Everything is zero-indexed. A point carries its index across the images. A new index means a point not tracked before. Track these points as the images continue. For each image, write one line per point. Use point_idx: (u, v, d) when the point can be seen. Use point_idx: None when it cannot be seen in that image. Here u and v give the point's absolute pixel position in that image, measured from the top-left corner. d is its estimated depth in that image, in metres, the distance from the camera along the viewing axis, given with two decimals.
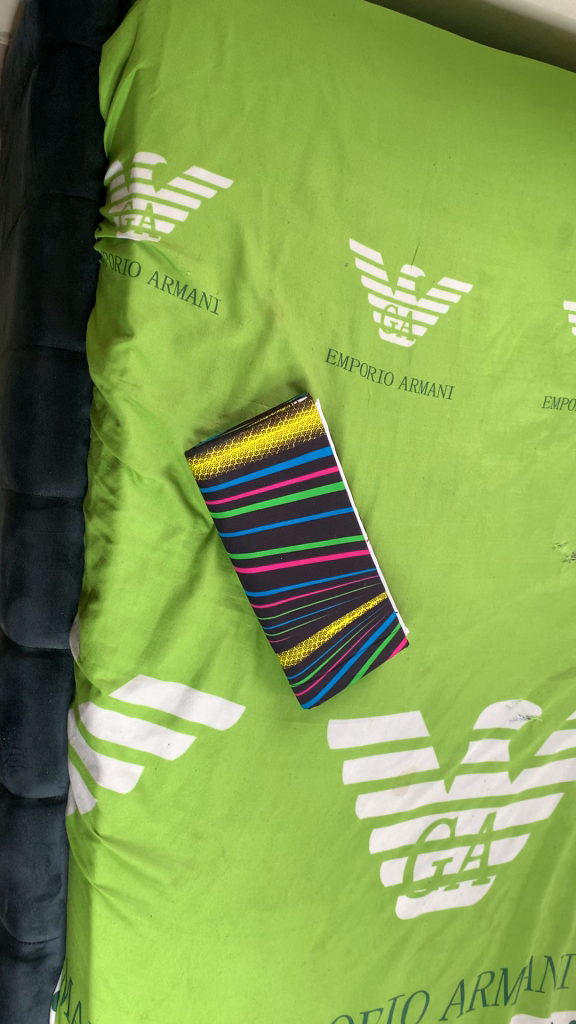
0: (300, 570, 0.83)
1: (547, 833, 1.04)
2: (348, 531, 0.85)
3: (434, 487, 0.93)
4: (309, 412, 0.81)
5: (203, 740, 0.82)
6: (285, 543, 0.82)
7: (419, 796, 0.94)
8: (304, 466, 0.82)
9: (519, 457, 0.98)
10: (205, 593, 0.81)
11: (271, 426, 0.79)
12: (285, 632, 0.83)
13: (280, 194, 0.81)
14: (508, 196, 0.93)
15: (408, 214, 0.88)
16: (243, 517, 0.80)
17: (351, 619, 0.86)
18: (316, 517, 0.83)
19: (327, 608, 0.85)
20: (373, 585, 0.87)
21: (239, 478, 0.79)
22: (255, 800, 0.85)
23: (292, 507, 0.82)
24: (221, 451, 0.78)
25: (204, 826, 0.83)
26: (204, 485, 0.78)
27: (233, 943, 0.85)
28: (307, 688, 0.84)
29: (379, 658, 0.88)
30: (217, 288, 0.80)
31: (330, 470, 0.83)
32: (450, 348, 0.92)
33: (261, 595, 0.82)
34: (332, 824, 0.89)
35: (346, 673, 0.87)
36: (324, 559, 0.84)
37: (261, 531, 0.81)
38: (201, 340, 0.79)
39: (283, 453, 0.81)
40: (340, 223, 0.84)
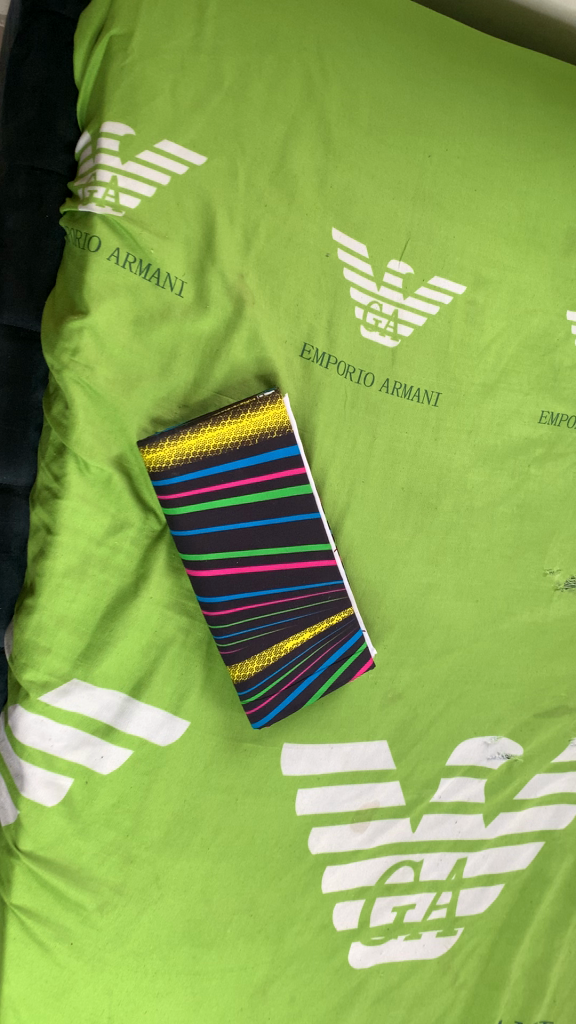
0: (258, 578, 0.78)
1: (524, 886, 0.95)
2: (314, 539, 0.79)
3: (415, 499, 0.86)
4: (276, 406, 0.75)
5: (141, 755, 0.76)
6: (243, 547, 0.77)
7: (380, 835, 0.87)
8: (268, 465, 0.76)
9: (510, 474, 0.91)
10: (152, 596, 0.75)
11: (233, 419, 0.74)
12: (238, 645, 0.77)
13: (258, 175, 0.77)
14: (509, 195, 0.87)
15: (398, 206, 0.82)
16: (197, 516, 0.74)
17: (311, 635, 0.80)
18: (279, 522, 0.77)
19: (286, 621, 0.79)
20: (338, 600, 0.81)
21: (195, 473, 0.74)
22: (196, 825, 0.78)
23: (253, 509, 0.76)
24: (176, 442, 0.72)
25: (137, 849, 0.77)
26: (156, 478, 0.73)
27: (162, 981, 0.78)
28: (257, 707, 0.78)
29: (340, 679, 0.82)
30: (184, 270, 0.75)
31: (296, 471, 0.77)
32: (438, 352, 0.86)
33: (212, 602, 0.76)
34: (281, 857, 0.82)
35: (303, 694, 0.81)
36: (286, 568, 0.78)
37: (217, 532, 0.75)
38: (163, 323, 0.74)
39: (245, 450, 0.75)
40: (323, 210, 0.79)
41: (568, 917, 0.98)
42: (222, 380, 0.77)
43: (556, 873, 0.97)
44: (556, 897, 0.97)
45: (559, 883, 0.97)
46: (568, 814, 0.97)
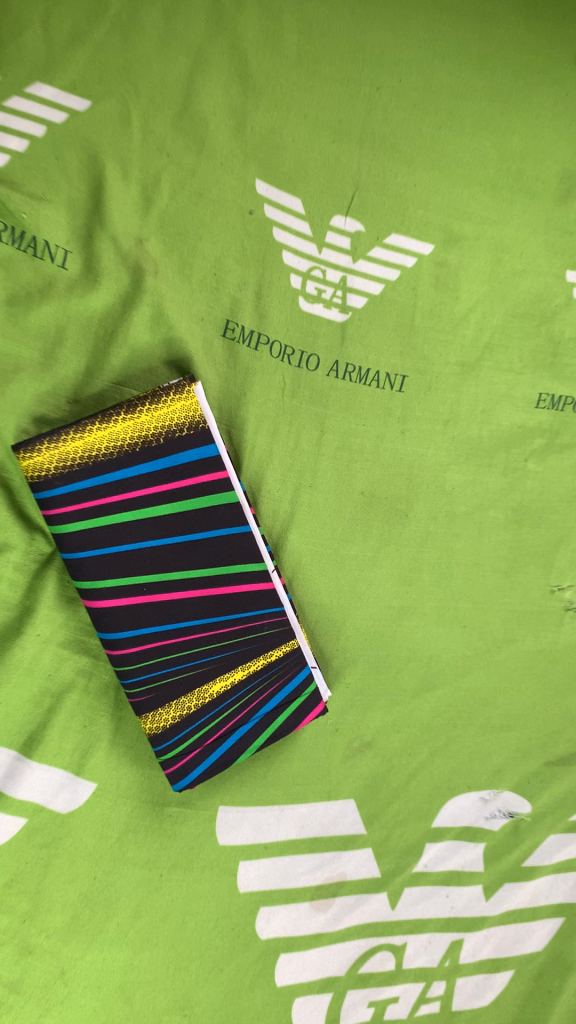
0: (173, 608, 0.64)
1: (543, 975, 0.76)
2: (243, 559, 0.65)
3: (378, 505, 0.71)
4: (185, 396, 0.62)
5: (36, 824, 0.63)
6: (152, 572, 0.63)
7: (349, 913, 0.71)
8: (179, 471, 0.62)
9: (502, 471, 0.75)
10: (40, 633, 0.63)
11: (131, 414, 0.61)
12: (148, 690, 0.64)
13: (157, 120, 0.63)
14: (484, 132, 0.70)
15: (341, 152, 0.67)
16: (90, 534, 0.61)
17: (244, 676, 0.66)
18: (196, 539, 0.64)
19: (212, 660, 0.65)
20: (277, 632, 0.66)
21: (84, 482, 0.61)
22: (110, 907, 0.65)
23: (162, 524, 0.63)
24: (58, 445, 0.60)
25: (36, 939, 0.63)
26: (36, 489, 0.60)
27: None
28: (176, 766, 0.65)
29: (283, 728, 0.68)
30: (67, 238, 0.62)
31: (216, 476, 0.63)
32: (401, 325, 0.70)
33: (114, 640, 0.63)
34: (222, 944, 0.68)
35: (237, 747, 0.67)
36: (209, 595, 0.65)
37: (116, 554, 0.62)
38: (43, 303, 0.62)
39: (148, 452, 0.61)
40: (242, 159, 0.65)
41: None
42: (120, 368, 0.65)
43: None
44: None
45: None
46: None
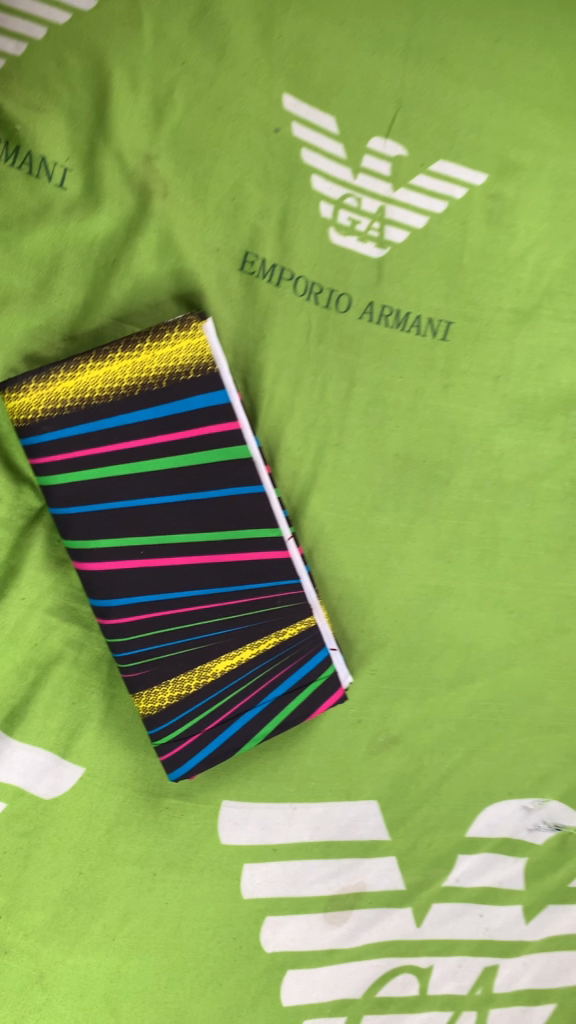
0: (173, 576, 0.56)
1: None
2: (255, 524, 0.56)
3: (415, 470, 0.62)
4: (192, 333, 0.53)
5: (17, 810, 0.57)
6: (149, 533, 0.55)
7: (368, 929, 0.63)
8: (183, 419, 0.54)
9: (559, 436, 0.64)
10: (26, 597, 0.57)
11: (129, 352, 0.53)
12: (142, 667, 0.57)
13: (172, 23, 0.55)
14: (551, 47, 0.60)
15: (382, 66, 0.59)
16: (80, 488, 0.54)
17: (253, 655, 0.58)
18: (201, 499, 0.55)
19: (216, 636, 0.57)
20: (293, 609, 0.58)
21: (75, 429, 0.54)
22: (96, 907, 0.58)
23: (162, 479, 0.55)
24: (47, 385, 0.53)
25: (13, 938, 0.57)
26: (23, 435, 0.54)
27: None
28: (171, 752, 0.58)
29: (296, 716, 0.60)
30: (66, 155, 0.56)
31: (226, 427, 0.54)
32: (447, 265, 0.61)
33: (104, 608, 0.56)
34: (221, 957, 0.60)
35: (242, 734, 0.59)
36: (215, 563, 0.56)
37: (109, 511, 0.55)
38: (38, 228, 0.57)
39: (147, 396, 0.53)
40: (267, 69, 0.57)
41: None
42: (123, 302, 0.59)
43: None
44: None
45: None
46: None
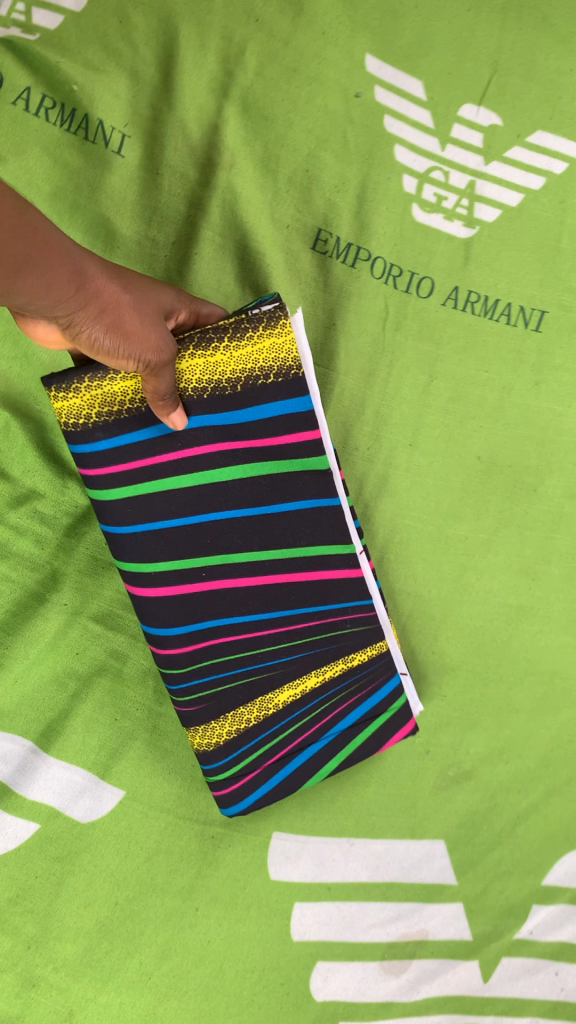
0: (235, 599, 0.48)
1: None
2: (329, 542, 0.48)
3: (499, 475, 0.56)
4: (276, 331, 0.43)
5: (50, 833, 0.52)
6: (212, 552, 0.47)
7: (428, 982, 0.57)
8: (259, 427, 0.44)
9: None
10: (66, 603, 0.53)
11: (201, 350, 0.43)
12: (200, 700, 0.50)
13: None
14: None
15: (478, 24, 0.53)
16: (137, 505, 0.45)
17: (319, 686, 0.52)
18: (275, 514, 0.46)
19: (279, 665, 0.51)
20: (364, 634, 0.51)
21: (133, 435, 0.44)
22: (132, 943, 0.53)
23: (230, 493, 0.46)
24: (103, 384, 0.43)
25: (41, 972, 0.52)
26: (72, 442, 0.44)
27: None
28: (227, 789, 0.52)
29: (361, 751, 0.55)
30: (125, 121, 0.52)
31: (306, 435, 0.45)
32: (542, 249, 0.55)
33: (160, 639, 0.48)
34: (266, 1005, 0.54)
35: (305, 768, 0.54)
36: (283, 586, 0.48)
37: (169, 530, 0.46)
38: (92, 202, 0.53)
39: (218, 402, 0.43)
40: (350, 27, 0.52)
41: None
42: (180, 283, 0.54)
43: None
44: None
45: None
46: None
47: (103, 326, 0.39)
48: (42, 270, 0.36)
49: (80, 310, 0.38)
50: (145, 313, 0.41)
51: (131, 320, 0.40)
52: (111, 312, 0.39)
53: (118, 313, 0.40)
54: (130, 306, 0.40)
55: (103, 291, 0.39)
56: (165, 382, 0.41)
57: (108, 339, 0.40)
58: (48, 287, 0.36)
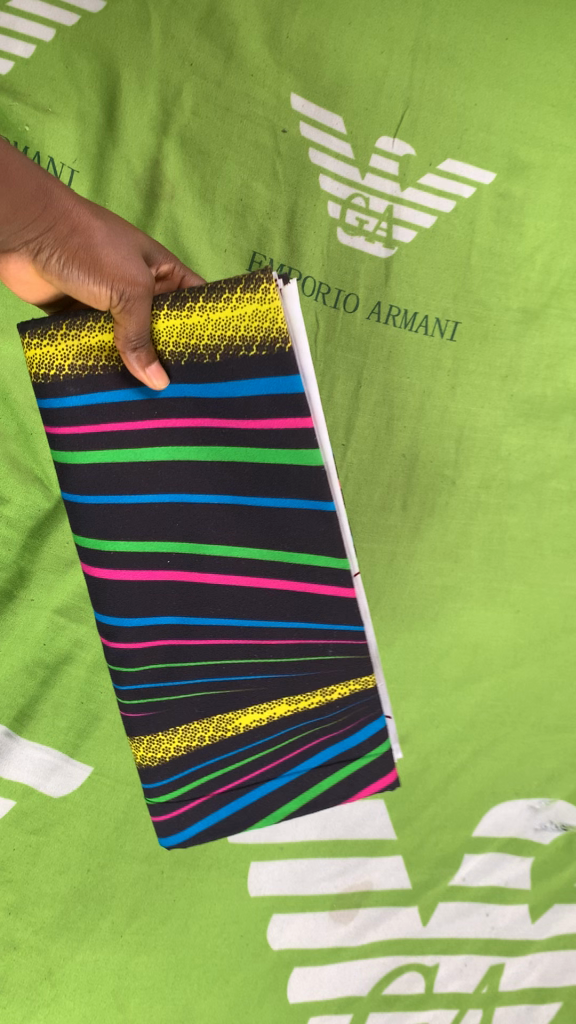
0: (202, 599, 0.42)
1: None
2: (312, 550, 0.39)
3: (422, 471, 0.62)
4: (261, 297, 0.35)
5: (26, 809, 0.57)
6: (176, 540, 0.41)
7: (374, 928, 0.63)
8: (234, 404, 0.37)
9: (566, 436, 0.64)
10: (33, 599, 0.57)
11: (179, 309, 0.37)
12: (147, 707, 0.45)
13: (180, 22, 0.56)
14: (559, 46, 0.62)
15: (390, 65, 0.60)
16: (105, 472, 0.39)
17: (291, 716, 0.46)
18: (248, 503, 0.39)
19: (246, 683, 0.44)
20: (346, 665, 0.43)
21: (107, 397, 0.39)
22: (104, 904, 0.58)
23: (205, 474, 0.39)
24: (78, 333, 0.38)
25: (22, 934, 0.57)
26: (41, 392, 0.39)
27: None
28: (170, 814, 0.48)
29: (327, 796, 0.49)
30: (73, 156, 0.56)
31: (297, 421, 0.37)
32: (454, 266, 0.61)
33: (113, 624, 0.42)
34: (229, 955, 0.60)
35: (262, 803, 0.49)
36: (257, 592, 0.41)
37: (134, 507, 0.40)
38: None
39: (197, 372, 0.37)
40: (276, 70, 0.58)
41: None
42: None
43: None
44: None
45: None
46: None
47: (71, 249, 0.40)
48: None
49: (49, 229, 0.40)
50: (124, 242, 0.41)
51: (104, 246, 0.40)
52: (79, 237, 0.40)
53: (88, 236, 0.40)
54: (103, 234, 0.41)
55: (75, 215, 0.40)
56: (135, 324, 0.36)
57: (78, 262, 0.40)
58: (2, 201, 0.38)
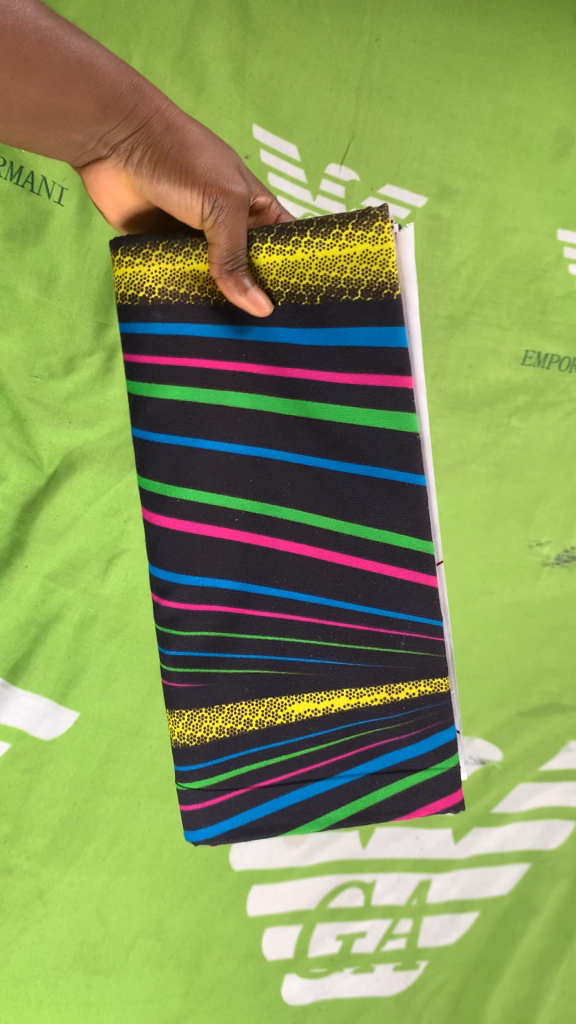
0: (270, 567, 0.44)
1: (504, 915, 0.74)
2: (397, 531, 0.43)
3: None
4: (373, 238, 0.40)
5: (19, 752, 0.65)
6: (249, 497, 0.44)
7: (321, 850, 0.73)
8: (331, 354, 0.42)
9: (485, 426, 0.76)
10: (27, 565, 0.65)
11: (282, 245, 0.41)
12: (192, 680, 0.46)
13: (157, 61, 0.68)
14: (483, 89, 0.74)
15: (338, 101, 0.71)
16: (182, 412, 0.43)
17: (350, 711, 0.47)
18: (328, 470, 0.43)
19: (308, 668, 0.46)
20: (423, 664, 0.45)
21: (194, 328, 0.42)
22: (88, 834, 0.67)
23: (291, 432, 0.43)
24: (174, 259, 0.41)
25: (17, 860, 0.65)
26: (132, 317, 0.42)
27: (49, 1010, 0.65)
28: (203, 804, 0.48)
29: (383, 806, 0.49)
30: (63, 176, 0.66)
31: (396, 381, 0.41)
32: None
33: (167, 584, 0.44)
34: (195, 873, 0.70)
35: (315, 802, 0.49)
36: (329, 565, 0.44)
37: (212, 456, 0.43)
38: (38, 242, 0.66)
39: (299, 314, 0.42)
40: (240, 102, 0.70)
41: (564, 956, 0.73)
42: (109, 299, 0.67)
43: (545, 901, 0.74)
44: (548, 931, 0.74)
45: (552, 914, 0.74)
46: (563, 833, 0.76)
47: (164, 156, 0.43)
48: (80, 86, 0.40)
49: (146, 129, 0.42)
50: (214, 145, 0.44)
51: (197, 148, 0.43)
52: (172, 139, 0.43)
53: (182, 138, 0.43)
54: (197, 137, 0.43)
55: (170, 117, 0.43)
56: (225, 245, 0.40)
57: (170, 167, 0.43)
58: (94, 105, 0.41)
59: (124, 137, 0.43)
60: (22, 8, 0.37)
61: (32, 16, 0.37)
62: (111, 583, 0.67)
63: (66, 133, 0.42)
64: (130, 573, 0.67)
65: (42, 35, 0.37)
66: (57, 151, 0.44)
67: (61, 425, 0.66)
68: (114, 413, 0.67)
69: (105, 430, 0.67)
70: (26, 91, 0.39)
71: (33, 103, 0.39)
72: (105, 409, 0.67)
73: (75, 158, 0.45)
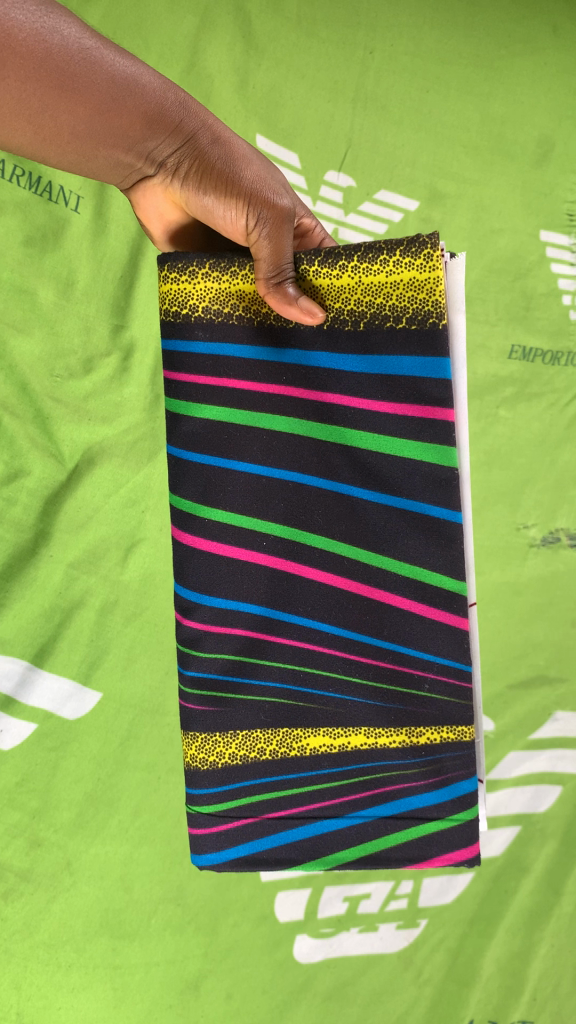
0: (294, 596, 0.47)
1: (498, 874, 0.77)
2: (430, 567, 0.45)
3: None
4: (422, 265, 0.42)
5: (47, 730, 0.69)
6: (279, 523, 0.46)
7: None
8: (371, 382, 0.44)
9: (475, 415, 0.82)
10: (52, 554, 0.71)
11: (329, 271, 0.44)
12: (209, 703, 0.48)
13: (167, 71, 0.75)
14: (470, 97, 0.83)
15: (335, 110, 0.80)
16: (216, 433, 0.46)
17: (369, 750, 0.49)
18: (362, 500, 0.45)
19: (328, 703, 0.48)
20: (449, 710, 0.46)
21: (235, 350, 0.45)
22: (112, 805, 0.70)
23: (326, 459, 0.45)
24: (220, 279, 0.44)
25: (45, 833, 0.67)
26: (174, 337, 0.46)
27: (78, 976, 0.66)
28: (211, 830, 0.50)
29: (394, 853, 0.49)
30: (79, 185, 0.75)
31: (436, 412, 0.43)
32: None
33: (192, 603, 0.47)
34: None
35: (324, 842, 0.49)
36: (354, 597, 0.46)
37: (243, 479, 0.46)
38: (56, 246, 0.74)
39: (344, 340, 0.44)
40: (244, 113, 0.78)
41: (553, 913, 0.76)
42: (124, 303, 0.76)
43: (535, 862, 0.77)
44: (539, 889, 0.77)
45: (542, 873, 0.77)
46: (552, 797, 0.79)
47: (209, 166, 0.47)
48: (126, 102, 0.44)
49: (192, 141, 0.47)
50: (256, 156, 0.48)
51: (243, 159, 0.47)
52: (217, 151, 0.47)
53: (228, 150, 0.47)
54: (242, 151, 0.47)
55: (217, 131, 0.47)
56: (270, 261, 0.43)
57: (217, 178, 0.47)
58: (140, 119, 0.45)
59: (170, 150, 0.47)
60: (67, 30, 0.41)
61: (77, 38, 0.41)
62: (130, 570, 0.73)
63: (115, 149, 0.46)
64: (147, 561, 0.73)
65: (88, 54, 0.42)
66: (107, 169, 0.48)
67: (81, 422, 0.73)
68: (130, 409, 0.75)
69: (122, 426, 0.75)
70: (75, 108, 0.43)
71: (82, 119, 0.43)
72: (122, 406, 0.75)
73: (124, 176, 0.49)
